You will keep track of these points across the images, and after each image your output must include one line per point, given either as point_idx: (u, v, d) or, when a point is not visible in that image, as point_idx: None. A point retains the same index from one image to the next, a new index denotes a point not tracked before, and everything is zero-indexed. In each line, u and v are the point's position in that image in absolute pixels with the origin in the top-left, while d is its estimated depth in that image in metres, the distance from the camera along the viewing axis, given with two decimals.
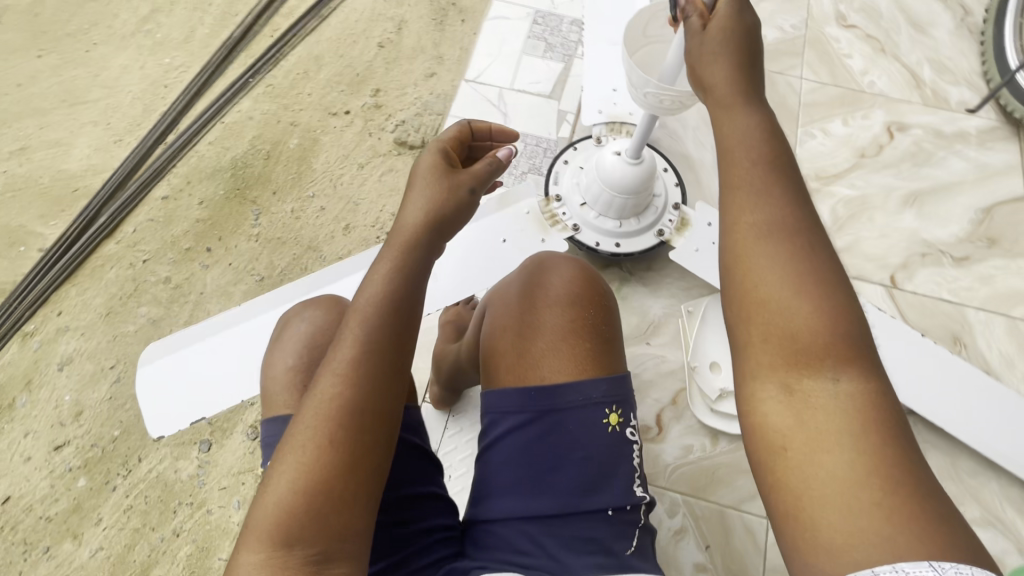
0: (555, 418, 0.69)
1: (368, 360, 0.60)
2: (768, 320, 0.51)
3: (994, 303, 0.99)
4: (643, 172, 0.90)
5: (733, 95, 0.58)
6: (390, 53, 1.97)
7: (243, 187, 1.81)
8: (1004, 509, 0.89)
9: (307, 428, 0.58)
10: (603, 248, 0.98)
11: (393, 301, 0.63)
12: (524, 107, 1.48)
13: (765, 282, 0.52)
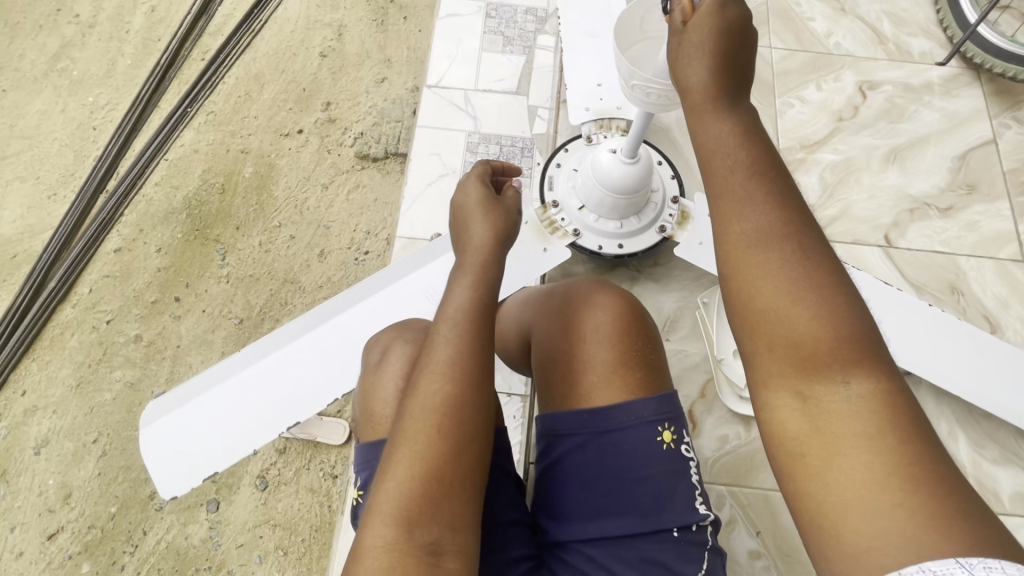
0: (608, 440, 0.66)
1: (468, 356, 0.60)
2: (769, 328, 0.46)
3: (982, 248, 1.03)
4: (641, 170, 0.87)
5: (709, 98, 0.52)
6: (335, 62, 1.86)
7: (203, 226, 1.70)
8: (1017, 445, 0.94)
9: (420, 419, 0.57)
10: (606, 250, 0.96)
11: (481, 306, 0.63)
12: (492, 107, 1.43)
13: (763, 290, 0.46)
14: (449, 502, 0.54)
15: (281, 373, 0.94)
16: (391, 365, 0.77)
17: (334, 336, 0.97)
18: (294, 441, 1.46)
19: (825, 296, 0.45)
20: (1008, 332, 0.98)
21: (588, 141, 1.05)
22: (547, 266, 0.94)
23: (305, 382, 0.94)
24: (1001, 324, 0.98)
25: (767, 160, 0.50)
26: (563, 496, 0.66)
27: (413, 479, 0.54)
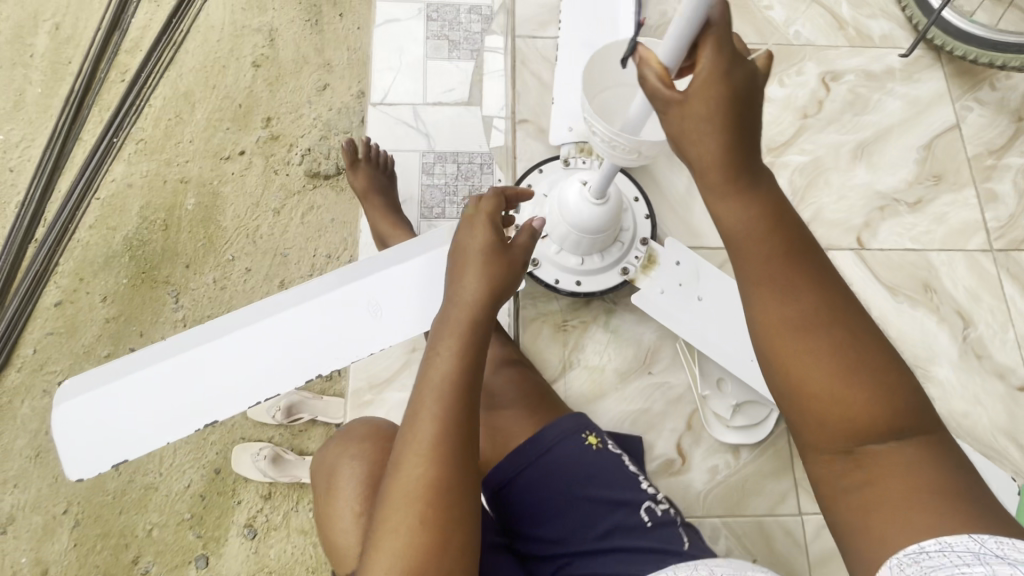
0: (546, 463, 0.72)
1: (446, 440, 0.56)
2: (819, 403, 0.45)
3: (951, 241, 1.03)
4: (606, 212, 0.79)
5: (726, 179, 0.45)
6: (270, 72, 1.72)
7: (149, 267, 1.59)
8: (1010, 450, 0.92)
9: (399, 511, 0.54)
10: (562, 286, 0.89)
11: (460, 380, 0.58)
12: (444, 121, 1.34)
13: (806, 369, 0.45)
14: (456, 526, 0.55)
15: (212, 362, 0.78)
16: (342, 489, 0.78)
17: (279, 325, 0.80)
18: (279, 485, 1.41)
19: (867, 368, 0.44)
20: (980, 327, 0.98)
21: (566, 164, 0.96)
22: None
23: (233, 379, 0.78)
24: (972, 319, 0.98)
25: (794, 237, 0.47)
26: (540, 533, 0.71)
27: (413, 507, 0.54)
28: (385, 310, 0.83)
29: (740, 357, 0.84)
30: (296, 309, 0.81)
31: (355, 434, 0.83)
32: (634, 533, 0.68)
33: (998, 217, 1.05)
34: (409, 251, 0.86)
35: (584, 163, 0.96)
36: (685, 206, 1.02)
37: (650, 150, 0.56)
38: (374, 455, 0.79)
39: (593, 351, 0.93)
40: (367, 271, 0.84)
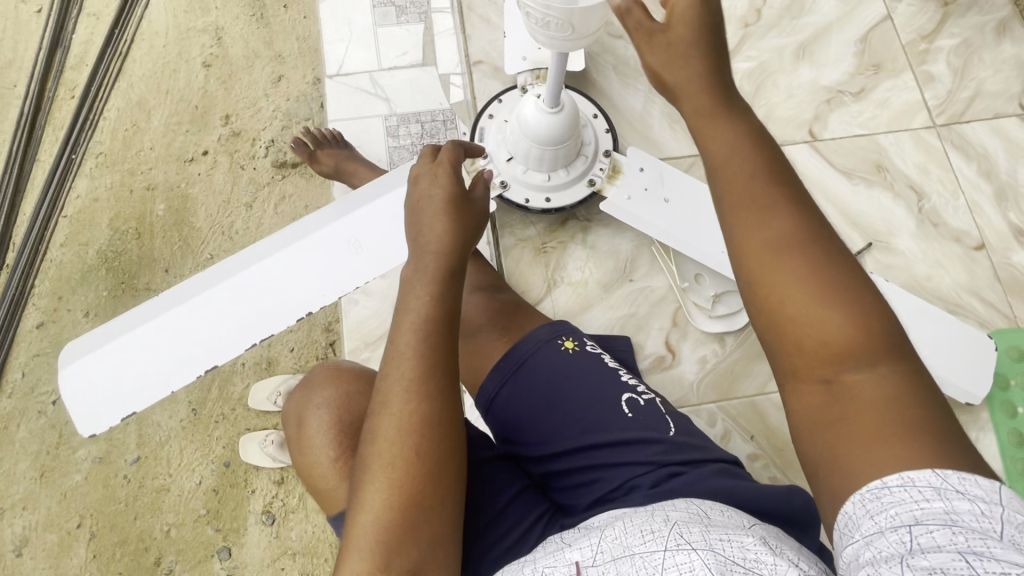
0: (528, 368, 0.79)
1: (428, 376, 0.61)
2: (794, 320, 0.43)
3: (897, 123, 1.08)
4: (563, 120, 0.83)
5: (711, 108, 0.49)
6: (222, 70, 1.71)
7: (128, 277, 1.58)
8: (971, 302, 0.99)
9: (389, 442, 0.60)
10: (533, 204, 0.92)
11: (433, 323, 0.64)
12: (402, 85, 1.35)
13: (782, 286, 0.44)
14: (443, 446, 0.61)
15: (205, 313, 0.86)
16: (314, 435, 0.81)
17: (264, 274, 0.89)
18: (291, 468, 1.43)
19: (847, 290, 0.43)
20: (933, 197, 1.04)
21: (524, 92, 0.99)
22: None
23: (227, 325, 0.86)
24: (924, 191, 1.04)
25: (776, 164, 0.48)
26: (528, 437, 0.77)
27: (401, 431, 0.60)
28: (360, 247, 0.92)
29: (711, 248, 0.89)
30: (276, 257, 0.90)
31: (319, 381, 0.86)
32: (619, 424, 0.74)
33: (936, 95, 1.10)
34: (373, 194, 0.94)
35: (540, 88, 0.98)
36: (644, 122, 1.06)
37: (585, 23, 0.59)
38: (342, 401, 0.83)
39: (575, 267, 0.97)
40: (339, 215, 0.93)
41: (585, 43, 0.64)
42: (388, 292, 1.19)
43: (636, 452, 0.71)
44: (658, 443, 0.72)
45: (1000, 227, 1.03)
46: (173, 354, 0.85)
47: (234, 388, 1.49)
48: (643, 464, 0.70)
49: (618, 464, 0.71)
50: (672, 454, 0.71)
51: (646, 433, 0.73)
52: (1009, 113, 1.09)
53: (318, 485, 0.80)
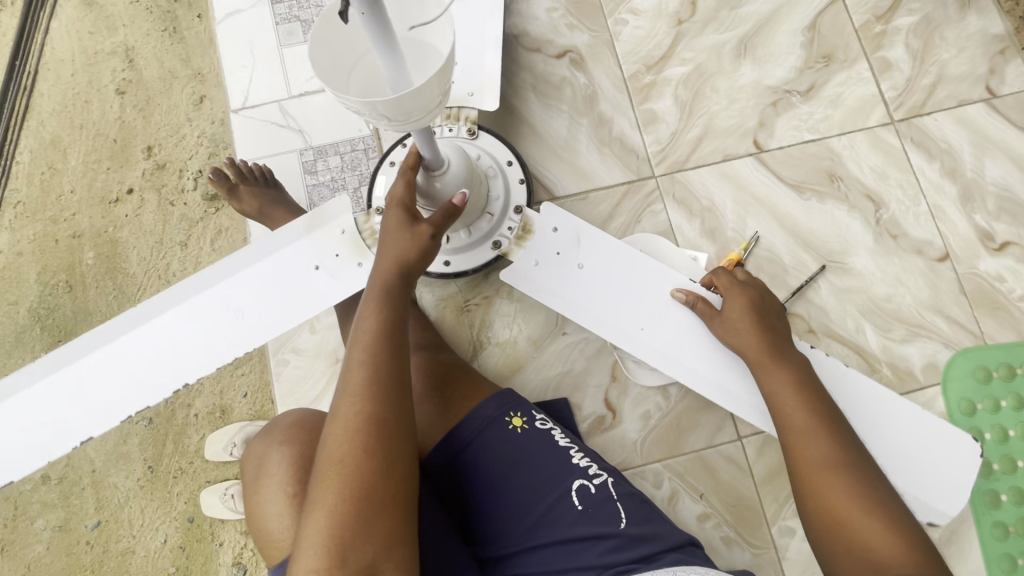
0: (471, 454, 0.70)
1: (379, 371, 0.58)
2: (846, 530, 0.58)
3: (849, 123, 0.97)
4: (450, 183, 0.77)
5: (766, 358, 0.69)
6: (138, 96, 1.48)
7: (64, 334, 1.41)
8: (935, 320, 0.91)
9: (340, 441, 0.54)
10: (432, 268, 0.88)
11: (388, 327, 0.61)
12: (316, 112, 1.22)
13: (833, 501, 0.59)
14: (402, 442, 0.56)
15: (85, 379, 0.82)
16: (273, 473, 0.68)
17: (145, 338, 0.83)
18: None
19: (884, 513, 0.57)
20: (891, 206, 0.95)
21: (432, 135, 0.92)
22: (358, 286, 0.85)
23: (104, 393, 0.81)
24: (880, 199, 0.95)
25: (827, 406, 0.66)
26: (477, 530, 0.69)
27: (348, 434, 0.54)
28: (243, 314, 0.84)
29: (624, 326, 0.79)
30: (161, 320, 0.83)
31: (280, 425, 0.74)
32: (568, 518, 0.65)
33: (894, 86, 0.99)
34: (263, 253, 0.86)
35: (450, 130, 0.91)
36: (570, 150, 0.95)
37: (411, 110, 0.56)
38: (298, 443, 0.70)
39: (502, 324, 0.90)
40: (224, 275, 0.85)
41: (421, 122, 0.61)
42: (322, 348, 1.12)
43: (584, 554, 0.63)
44: (609, 538, 0.64)
45: (966, 233, 0.94)
46: (48, 423, 0.81)
47: (189, 440, 1.35)
48: (589, 568, 0.62)
49: (562, 570, 0.62)
50: (626, 552, 0.63)
51: (596, 528, 0.64)
52: (975, 99, 0.99)
53: (266, 535, 0.67)
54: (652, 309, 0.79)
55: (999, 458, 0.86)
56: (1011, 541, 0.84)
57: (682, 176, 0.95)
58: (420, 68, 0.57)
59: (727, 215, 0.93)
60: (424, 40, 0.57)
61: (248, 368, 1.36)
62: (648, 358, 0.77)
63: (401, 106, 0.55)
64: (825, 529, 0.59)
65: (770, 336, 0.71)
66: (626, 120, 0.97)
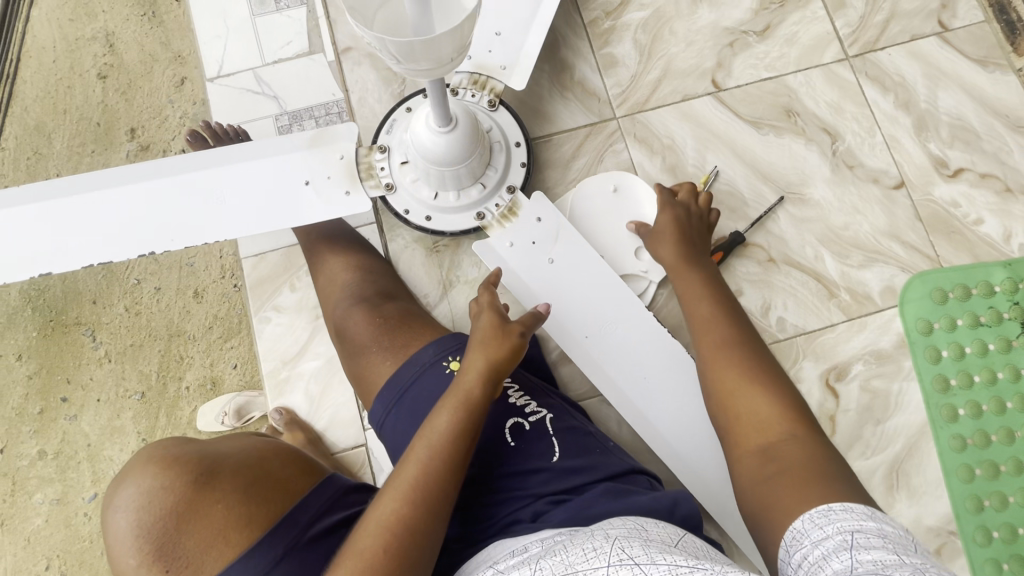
0: (410, 396, 0.77)
1: (430, 477, 0.64)
2: (740, 402, 0.64)
3: (806, 60, 1.00)
4: (456, 140, 0.79)
5: (679, 261, 0.81)
6: (120, 80, 1.50)
7: (56, 314, 1.43)
8: (892, 246, 0.93)
9: (371, 530, 0.61)
10: (412, 219, 0.90)
11: (454, 441, 0.67)
12: (289, 79, 1.24)
13: (726, 375, 0.66)
14: (421, 549, 0.61)
15: (58, 219, 0.83)
16: (120, 532, 0.66)
17: (126, 199, 0.84)
18: None
19: (771, 388, 0.63)
20: (848, 138, 0.97)
21: (454, 94, 0.90)
22: (340, 214, 0.85)
23: (75, 237, 0.83)
24: (836, 132, 0.97)
25: (727, 301, 0.75)
26: None
27: (382, 525, 0.61)
28: (225, 204, 0.84)
29: (573, 330, 0.84)
30: (155, 184, 0.84)
31: (131, 471, 0.69)
32: (504, 453, 0.75)
33: (849, 23, 1.01)
34: (259, 152, 0.86)
35: (473, 96, 0.90)
36: (536, 96, 0.98)
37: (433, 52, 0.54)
38: (146, 499, 0.66)
39: (469, 264, 0.95)
40: (210, 167, 0.85)
41: (429, 74, 0.58)
42: (303, 307, 1.14)
43: (522, 484, 0.73)
44: (541, 472, 0.73)
45: (920, 161, 0.96)
46: (22, 232, 0.83)
47: (181, 412, 1.37)
48: (527, 496, 0.71)
49: (501, 500, 0.72)
50: (557, 482, 0.72)
51: (530, 463, 0.74)
52: (928, 34, 1.01)
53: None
54: (605, 322, 0.84)
55: (956, 374, 0.89)
56: (969, 452, 0.86)
57: (642, 116, 0.97)
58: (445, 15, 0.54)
59: (687, 151, 0.96)
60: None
61: (237, 339, 1.39)
62: (585, 368, 0.83)
63: (407, 47, 0.52)
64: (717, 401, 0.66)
65: (687, 250, 0.82)
66: (587, 65, 0.99)
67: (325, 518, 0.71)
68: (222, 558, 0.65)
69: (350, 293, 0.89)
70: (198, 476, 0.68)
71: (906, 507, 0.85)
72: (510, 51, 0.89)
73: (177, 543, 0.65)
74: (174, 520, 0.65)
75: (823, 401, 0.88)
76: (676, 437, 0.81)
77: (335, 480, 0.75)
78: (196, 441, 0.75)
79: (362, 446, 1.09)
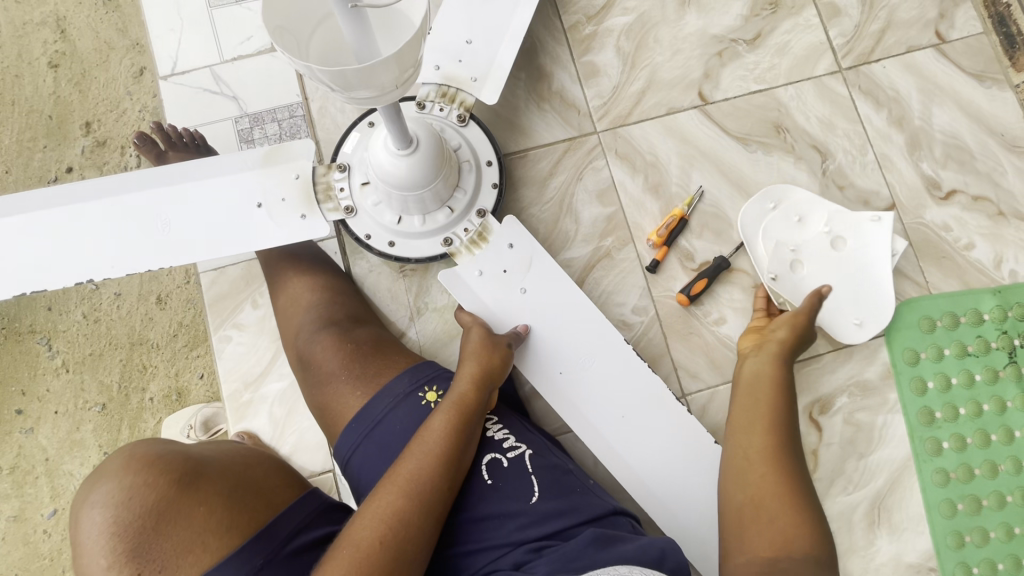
0: (377, 433, 0.72)
1: (425, 478, 0.65)
2: (764, 507, 0.61)
3: (798, 71, 0.95)
4: (417, 162, 0.72)
5: (771, 347, 0.75)
6: (72, 70, 1.39)
7: (8, 321, 1.34)
8: None
9: (366, 525, 0.62)
10: (374, 243, 0.84)
11: (447, 447, 0.68)
12: (250, 76, 1.16)
13: (762, 475, 0.63)
14: (413, 547, 0.62)
15: None
16: (90, 539, 0.62)
17: (65, 219, 0.76)
18: None
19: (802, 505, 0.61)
20: (838, 156, 0.92)
21: (420, 108, 0.84)
22: (296, 238, 0.79)
23: (4, 263, 0.75)
24: (827, 150, 0.92)
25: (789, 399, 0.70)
26: None
27: (375, 520, 0.62)
28: (174, 224, 0.77)
29: (547, 364, 0.80)
30: (103, 200, 0.77)
31: (106, 470, 0.65)
32: (479, 494, 0.71)
33: (843, 32, 0.96)
34: (213, 169, 0.79)
35: (441, 110, 0.84)
36: (511, 108, 0.91)
37: (376, 82, 0.47)
38: (123, 496, 0.64)
39: (439, 290, 0.90)
40: (160, 181, 0.78)
41: (377, 105, 0.51)
42: (266, 324, 1.08)
43: (497, 530, 0.68)
44: (520, 516, 0.68)
45: (912, 182, 0.92)
46: None
47: (144, 425, 1.30)
48: (503, 544, 0.67)
49: (477, 548, 0.68)
50: (536, 527, 0.67)
51: (508, 505, 0.69)
52: (924, 45, 0.96)
53: None
54: (580, 357, 0.80)
55: (942, 406, 0.86)
56: (951, 486, 0.84)
57: (624, 130, 0.91)
58: (389, 38, 0.48)
59: (672, 169, 0.91)
60: (397, 6, 0.47)
61: (202, 350, 1.32)
62: (559, 406, 0.79)
63: (340, 77, 0.45)
64: (737, 493, 0.64)
65: (784, 339, 0.76)
66: (567, 74, 0.93)
67: (302, 535, 0.70)
68: (201, 564, 0.63)
69: (316, 315, 0.82)
70: (183, 475, 0.67)
71: (887, 543, 0.83)
72: (481, 60, 0.82)
73: (154, 546, 0.62)
74: (154, 522, 0.63)
75: (806, 434, 0.85)
76: (652, 477, 0.77)
77: (316, 494, 0.74)
78: (174, 441, 0.73)
79: (330, 471, 1.04)
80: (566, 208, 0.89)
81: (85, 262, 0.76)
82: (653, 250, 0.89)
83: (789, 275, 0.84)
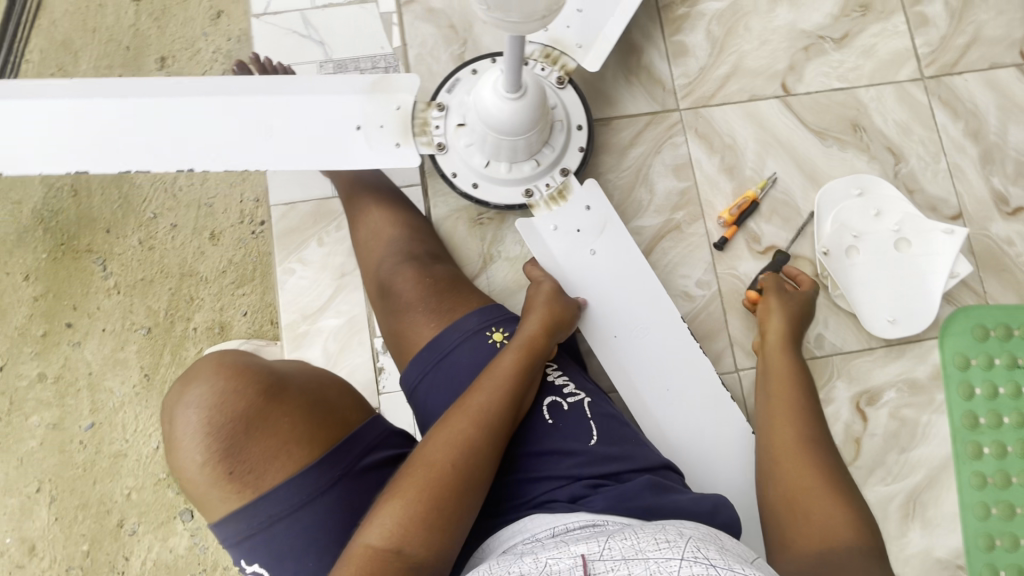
0: (446, 364, 0.76)
1: (493, 412, 0.68)
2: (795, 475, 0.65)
3: (880, 74, 0.97)
4: (521, 109, 0.75)
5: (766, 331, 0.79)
6: (153, 6, 1.43)
7: (67, 239, 1.34)
8: None
9: (438, 449, 0.65)
10: (459, 185, 0.87)
11: (514, 385, 0.71)
12: (337, 25, 1.19)
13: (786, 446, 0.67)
14: (482, 474, 0.65)
15: (103, 116, 0.80)
16: (185, 438, 0.66)
17: (180, 115, 0.80)
18: None
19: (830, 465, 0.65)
20: (911, 160, 0.95)
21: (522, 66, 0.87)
22: (388, 163, 0.83)
23: (117, 145, 0.79)
24: (901, 154, 0.94)
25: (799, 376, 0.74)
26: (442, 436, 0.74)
27: (447, 445, 0.65)
28: (276, 133, 0.81)
29: (604, 327, 0.83)
30: (213, 100, 0.81)
31: (200, 373, 0.68)
32: (540, 431, 0.74)
33: (928, 42, 0.98)
34: (320, 86, 0.82)
35: (542, 69, 0.87)
36: (601, 77, 0.94)
37: (526, 8, 0.51)
38: (217, 400, 0.66)
39: (512, 241, 0.93)
40: (269, 90, 0.81)
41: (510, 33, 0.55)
42: (328, 263, 1.12)
43: (555, 464, 0.71)
44: (578, 454, 0.71)
45: (980, 194, 0.94)
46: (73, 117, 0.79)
47: (186, 353, 1.29)
48: (561, 477, 0.70)
49: (535, 479, 0.71)
50: (595, 466, 0.70)
51: (567, 444, 0.72)
52: (1007, 63, 0.98)
53: (186, 478, 0.66)
54: (640, 323, 0.83)
55: (986, 412, 0.88)
56: (988, 490, 0.86)
57: (706, 111, 0.94)
58: None
59: (748, 154, 0.93)
60: None
61: (250, 288, 1.32)
62: (611, 367, 0.82)
63: None
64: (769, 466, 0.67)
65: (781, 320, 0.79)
66: (657, 51, 0.95)
67: (373, 454, 0.73)
68: (287, 470, 0.67)
69: (396, 249, 0.86)
70: (269, 385, 0.70)
71: (919, 536, 0.85)
72: (587, 24, 0.86)
73: (245, 450, 0.66)
74: (245, 427, 0.66)
75: (851, 422, 0.87)
76: (703, 437, 0.80)
77: (377, 421, 0.76)
78: (252, 354, 0.75)
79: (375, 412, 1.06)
80: (642, 178, 0.92)
81: (189, 154, 0.80)
82: (723, 229, 0.91)
83: (843, 259, 0.88)
